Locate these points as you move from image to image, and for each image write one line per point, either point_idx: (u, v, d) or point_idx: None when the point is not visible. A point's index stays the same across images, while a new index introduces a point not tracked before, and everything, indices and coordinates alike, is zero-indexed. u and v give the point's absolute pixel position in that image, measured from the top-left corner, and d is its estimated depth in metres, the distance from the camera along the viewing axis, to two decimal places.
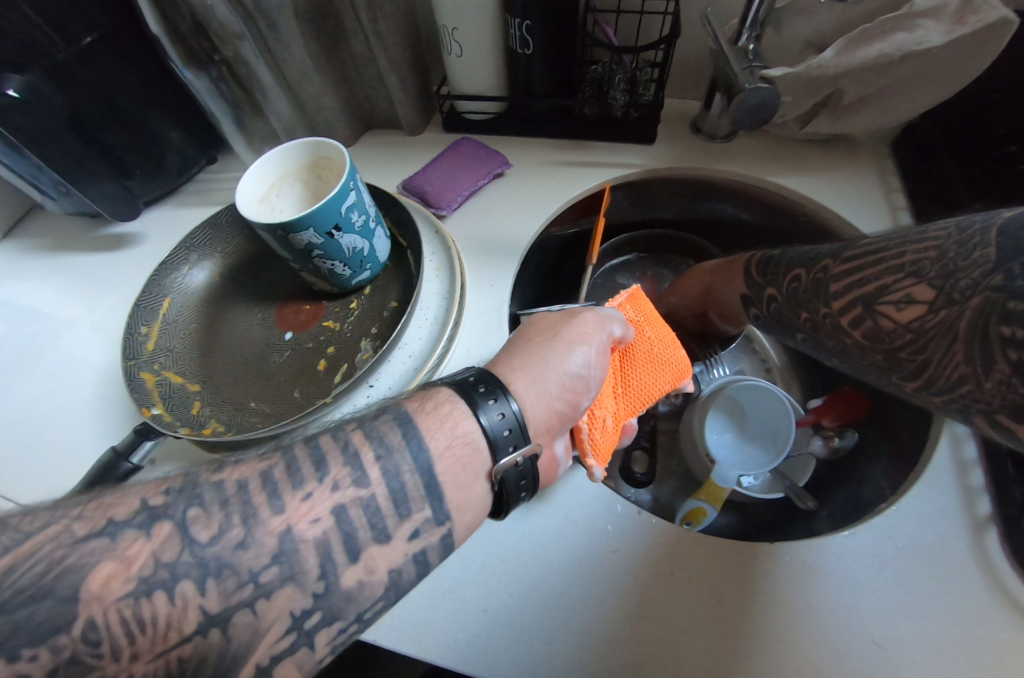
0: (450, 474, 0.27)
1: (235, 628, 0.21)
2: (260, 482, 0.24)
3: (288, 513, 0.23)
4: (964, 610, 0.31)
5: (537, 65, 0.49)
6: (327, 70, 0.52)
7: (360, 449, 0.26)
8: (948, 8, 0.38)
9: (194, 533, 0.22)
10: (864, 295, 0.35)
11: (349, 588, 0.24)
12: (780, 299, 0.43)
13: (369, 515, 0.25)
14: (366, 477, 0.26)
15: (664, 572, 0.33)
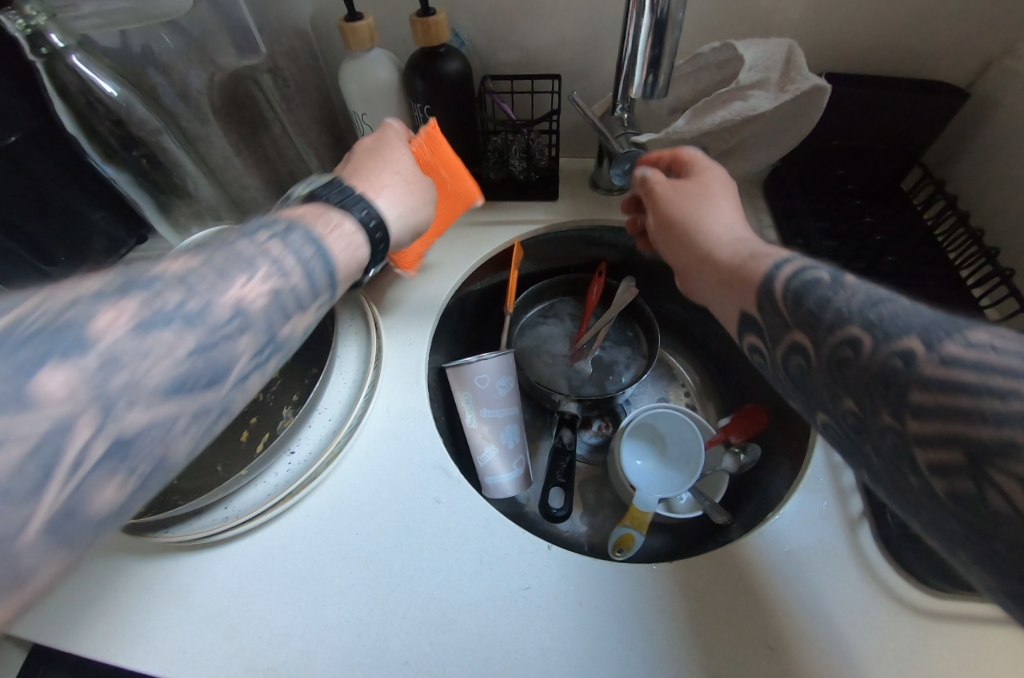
0: (346, 270, 0.34)
1: (212, 359, 0.25)
2: (206, 272, 0.27)
3: (240, 284, 0.28)
4: (846, 603, 0.34)
5: (443, 141, 0.55)
6: (247, 155, 0.56)
7: (280, 247, 0.31)
8: (772, 80, 0.45)
9: (165, 296, 0.24)
10: (885, 407, 0.21)
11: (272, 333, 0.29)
12: (806, 363, 0.26)
13: (260, 337, 0.28)
14: (283, 270, 0.30)
15: (574, 603, 0.34)
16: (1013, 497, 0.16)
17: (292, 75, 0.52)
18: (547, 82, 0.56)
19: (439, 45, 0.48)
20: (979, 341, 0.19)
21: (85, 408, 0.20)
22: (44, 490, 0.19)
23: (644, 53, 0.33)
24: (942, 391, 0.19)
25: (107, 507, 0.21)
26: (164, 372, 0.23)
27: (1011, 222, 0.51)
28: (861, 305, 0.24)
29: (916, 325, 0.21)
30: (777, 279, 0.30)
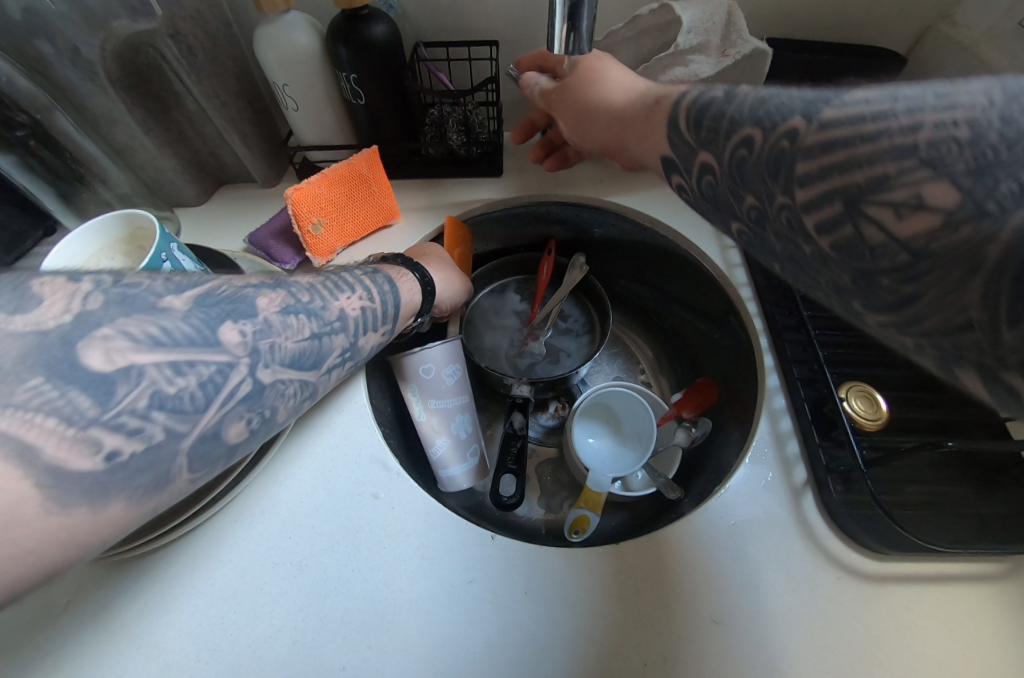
0: (394, 311, 0.37)
1: (322, 348, 0.30)
2: (328, 285, 0.32)
3: (344, 299, 0.33)
4: (788, 572, 0.34)
5: (375, 114, 0.51)
6: (160, 132, 0.52)
7: (369, 281, 0.36)
8: (712, 44, 0.44)
9: (298, 297, 0.30)
10: (780, 192, 0.24)
11: (310, 359, 0.29)
12: (717, 173, 0.29)
13: (303, 354, 0.28)
14: (331, 298, 0.32)
15: (521, 594, 0.33)
16: (886, 224, 0.19)
17: (199, 43, 0.48)
18: (484, 48, 0.53)
19: (361, 6, 0.44)
20: (856, 98, 0.21)
21: (244, 357, 0.25)
22: (203, 411, 0.23)
23: (562, 6, 0.30)
24: (824, 154, 0.22)
25: (232, 440, 0.25)
26: (290, 347, 0.28)
27: None
28: (751, 107, 0.26)
29: (798, 106, 0.24)
30: (681, 111, 0.32)
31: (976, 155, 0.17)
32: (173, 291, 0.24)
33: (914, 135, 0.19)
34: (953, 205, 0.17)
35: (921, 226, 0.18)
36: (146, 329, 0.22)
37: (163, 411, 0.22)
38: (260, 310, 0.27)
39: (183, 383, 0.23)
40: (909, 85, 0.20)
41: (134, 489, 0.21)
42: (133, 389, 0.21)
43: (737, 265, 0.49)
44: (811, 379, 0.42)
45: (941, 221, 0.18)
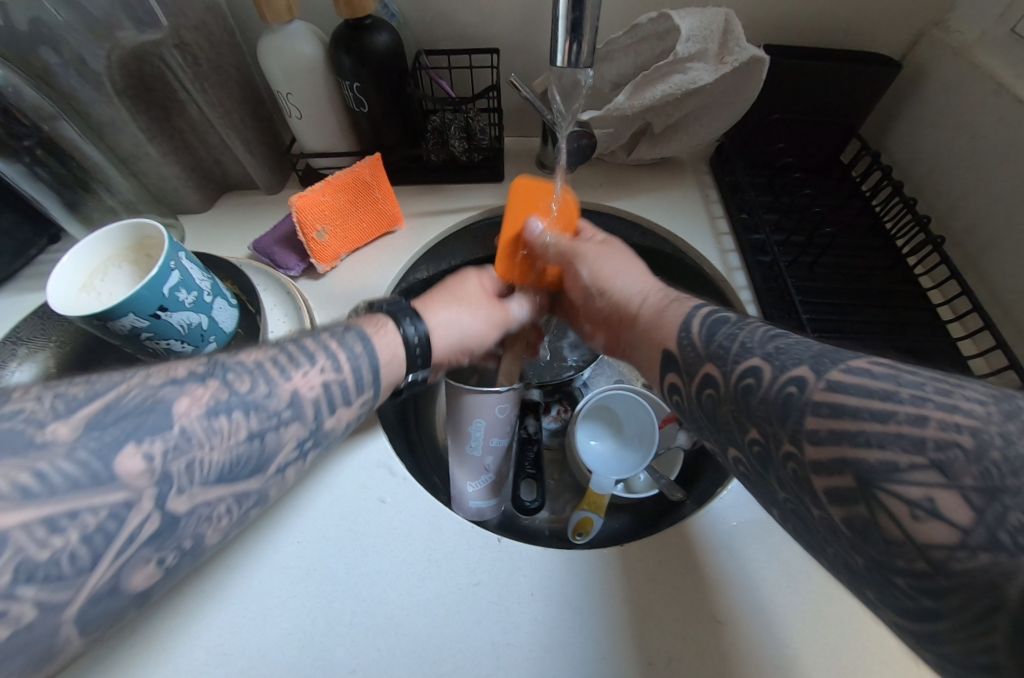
0: (359, 378, 0.33)
1: (266, 445, 0.27)
2: (288, 366, 0.29)
3: (300, 377, 0.29)
4: (789, 572, 0.34)
5: (377, 121, 0.51)
6: (164, 140, 0.52)
7: (336, 346, 0.33)
8: (711, 52, 0.44)
9: (235, 387, 0.26)
10: (785, 438, 0.23)
11: (243, 465, 0.26)
12: (718, 394, 0.28)
13: (235, 460, 0.25)
14: (276, 383, 0.28)
15: (527, 595, 0.34)
16: (903, 522, 0.18)
17: (204, 52, 0.48)
18: (485, 56, 0.54)
19: (364, 16, 0.44)
20: (859, 367, 0.23)
21: (170, 492, 0.22)
22: (97, 566, 0.20)
23: (564, 19, 0.31)
24: (832, 415, 0.21)
25: (141, 587, 0.22)
26: (251, 461, 0.26)
27: (943, 192, 0.52)
28: (760, 339, 0.28)
29: (804, 357, 0.25)
30: (693, 321, 0.33)
31: (982, 471, 0.17)
32: (173, 388, 0.24)
33: (921, 427, 0.19)
34: (969, 527, 0.17)
35: (940, 539, 0.17)
36: (145, 448, 0.22)
37: (38, 584, 0.18)
38: (190, 412, 0.24)
39: (68, 537, 0.19)
40: (917, 367, 0.21)
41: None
42: (77, 523, 0.20)
43: (737, 268, 0.50)
44: None
45: (959, 540, 0.17)
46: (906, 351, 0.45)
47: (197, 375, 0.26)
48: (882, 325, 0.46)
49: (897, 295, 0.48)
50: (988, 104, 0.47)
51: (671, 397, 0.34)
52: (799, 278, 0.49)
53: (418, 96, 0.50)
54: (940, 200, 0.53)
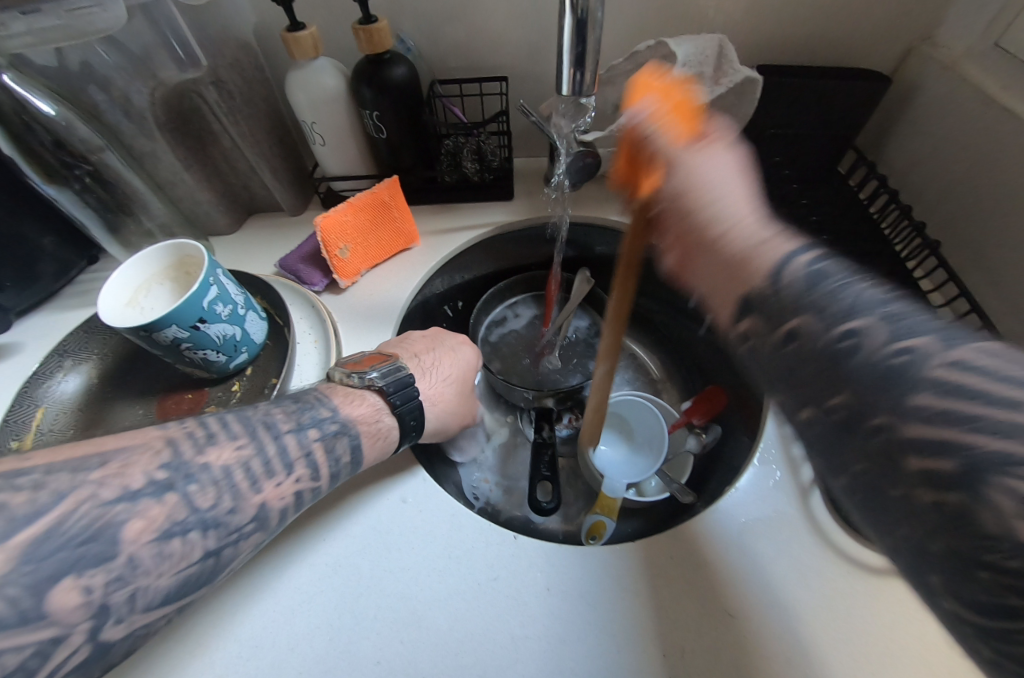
0: (332, 476, 0.33)
1: (222, 562, 0.27)
2: (264, 465, 0.29)
3: (271, 487, 0.29)
4: (800, 568, 0.35)
5: (395, 146, 0.55)
6: (198, 167, 0.56)
7: (320, 448, 0.32)
8: (706, 75, 0.47)
9: (195, 503, 0.26)
10: (881, 410, 0.20)
11: (198, 579, 0.26)
12: (805, 345, 0.23)
13: (185, 579, 0.25)
14: (242, 493, 0.28)
15: (543, 589, 0.35)
16: (1004, 516, 0.16)
17: (237, 87, 0.53)
18: (495, 84, 0.58)
19: (384, 51, 0.48)
20: (969, 358, 0.19)
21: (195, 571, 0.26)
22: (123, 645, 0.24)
23: (568, 52, 0.34)
24: (950, 395, 0.18)
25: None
26: (261, 537, 0.29)
27: (938, 200, 0.54)
28: (861, 299, 0.23)
29: (921, 331, 0.20)
30: (797, 263, 0.24)
31: None
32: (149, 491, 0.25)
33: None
34: None
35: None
36: (105, 564, 0.22)
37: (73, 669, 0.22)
38: (161, 520, 0.24)
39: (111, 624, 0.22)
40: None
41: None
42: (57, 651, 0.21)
43: None
44: None
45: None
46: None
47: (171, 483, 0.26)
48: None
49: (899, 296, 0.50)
50: (976, 113, 0.50)
51: (735, 341, 0.27)
52: None
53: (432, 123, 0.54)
54: (937, 206, 0.55)
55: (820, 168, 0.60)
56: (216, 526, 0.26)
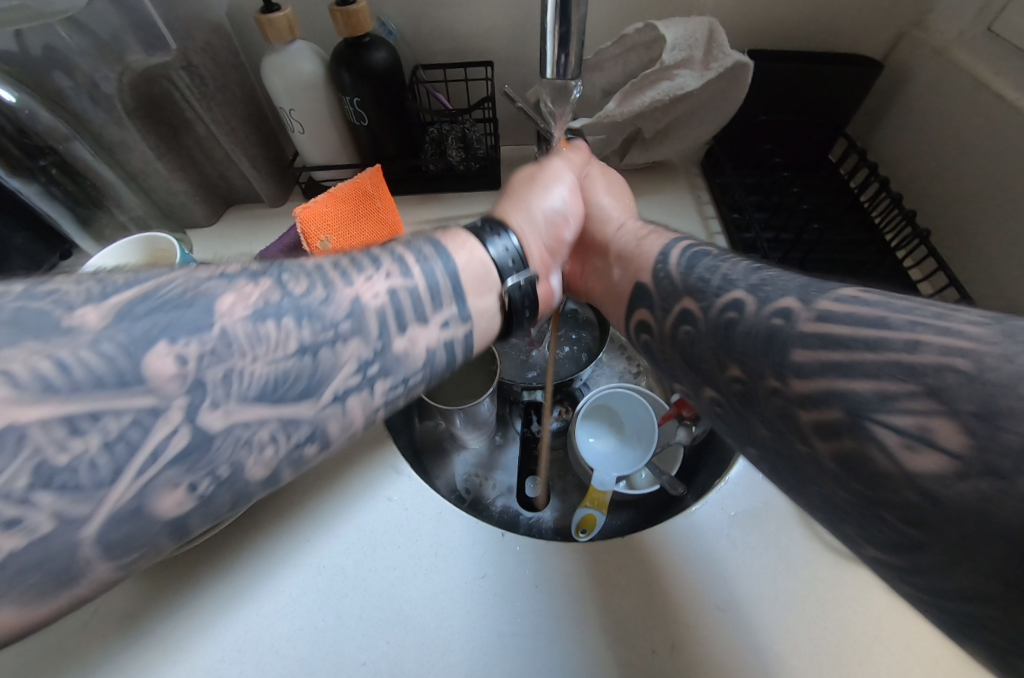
0: (269, 351, 0.23)
1: (129, 448, 0.19)
2: (239, 292, 0.23)
3: (167, 354, 0.20)
4: (789, 560, 0.35)
5: (377, 134, 0.53)
6: (172, 157, 0.54)
7: (230, 306, 0.23)
8: (696, 59, 0.46)
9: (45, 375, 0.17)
10: (770, 373, 0.23)
11: (99, 474, 0.18)
12: (696, 331, 0.28)
13: (63, 478, 0.17)
14: (127, 361, 0.19)
15: (531, 586, 0.35)
16: (892, 453, 0.18)
17: (210, 73, 0.51)
18: (480, 69, 0.56)
19: (363, 34, 0.46)
20: (850, 297, 0.22)
21: (179, 397, 0.20)
22: (119, 482, 0.19)
23: (552, 33, 0.33)
24: (822, 347, 0.21)
25: (172, 516, 0.20)
26: (261, 371, 0.23)
27: (929, 188, 0.54)
28: (743, 274, 0.28)
29: (791, 289, 0.24)
30: (672, 252, 0.34)
31: (981, 397, 0.16)
32: (96, 300, 0.20)
33: (916, 355, 0.18)
34: (961, 453, 0.16)
35: (932, 468, 0.16)
36: (39, 363, 0.18)
37: (51, 493, 0.17)
38: (102, 330, 0.19)
39: (78, 448, 0.18)
40: (908, 293, 0.21)
41: (28, 590, 0.17)
42: (9, 464, 0.16)
43: None
44: None
45: (955, 468, 0.16)
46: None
47: (123, 297, 0.21)
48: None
49: (879, 272, 0.51)
50: (967, 100, 0.49)
51: (639, 338, 0.34)
52: (790, 274, 0.50)
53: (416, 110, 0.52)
54: (925, 195, 0.54)
55: (811, 155, 0.59)
56: (190, 348, 0.21)
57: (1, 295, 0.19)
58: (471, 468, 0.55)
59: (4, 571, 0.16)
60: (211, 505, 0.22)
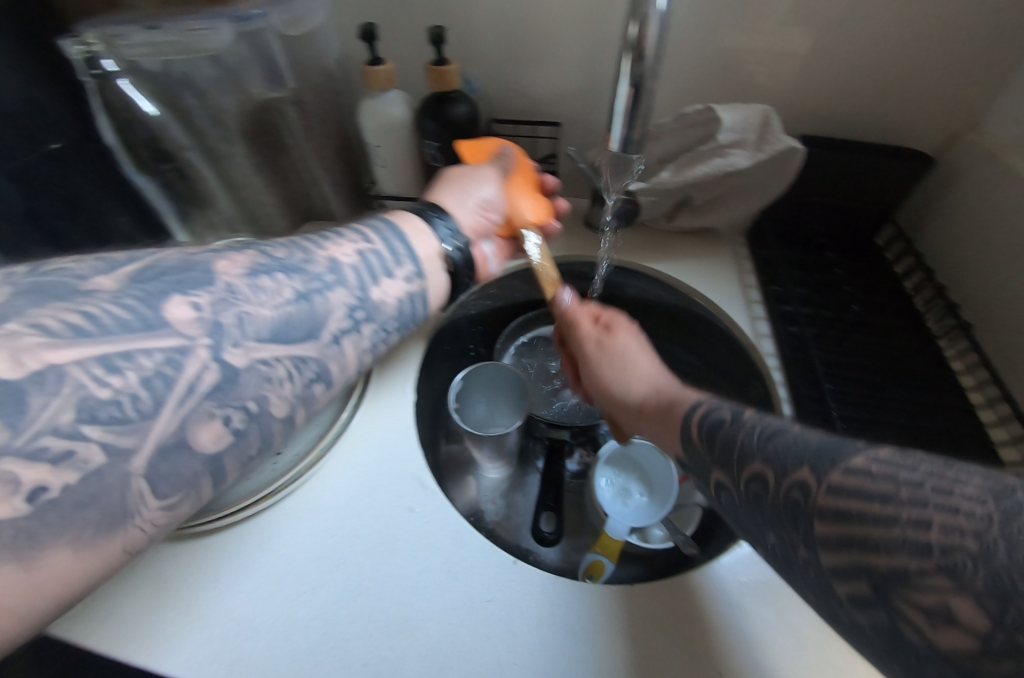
0: (281, 314, 0.32)
1: (166, 388, 0.26)
2: (231, 258, 0.32)
3: (181, 308, 0.28)
4: (808, 652, 0.34)
5: (447, 175, 0.59)
6: (267, 174, 0.62)
7: (236, 275, 0.32)
8: (750, 141, 0.50)
9: (83, 328, 0.25)
10: (800, 544, 0.20)
11: (154, 405, 0.26)
12: (735, 495, 0.25)
13: (90, 406, 0.24)
14: (156, 319, 0.27)
15: (534, 620, 0.35)
16: (923, 629, 0.15)
17: (314, 107, 0.59)
18: (548, 127, 0.62)
19: (451, 90, 0.53)
20: (858, 466, 0.19)
21: (200, 337, 0.28)
22: (160, 412, 0.26)
23: (622, 112, 0.37)
24: (839, 520, 0.18)
25: (208, 447, 0.28)
26: (268, 314, 0.32)
27: (982, 285, 0.53)
28: (760, 438, 0.24)
29: (806, 455, 0.21)
30: (696, 415, 0.30)
31: (989, 575, 0.14)
32: (104, 273, 0.28)
33: (924, 531, 0.16)
34: (988, 635, 0.13)
35: (959, 647, 0.14)
36: (70, 317, 0.25)
37: (96, 427, 0.24)
38: (116, 290, 0.27)
39: (120, 383, 0.25)
40: (914, 459, 0.18)
41: (78, 534, 0.23)
42: (54, 402, 0.23)
43: (766, 335, 0.51)
44: None
45: (980, 650, 0.13)
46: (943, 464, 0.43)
47: (127, 269, 0.29)
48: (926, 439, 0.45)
49: (944, 416, 0.47)
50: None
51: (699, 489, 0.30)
52: (825, 350, 0.51)
53: None
54: (976, 289, 0.54)
55: (857, 239, 0.60)
56: (201, 298, 0.29)
57: (8, 274, 0.26)
58: (492, 495, 0.56)
59: (64, 503, 0.23)
60: (241, 440, 0.30)
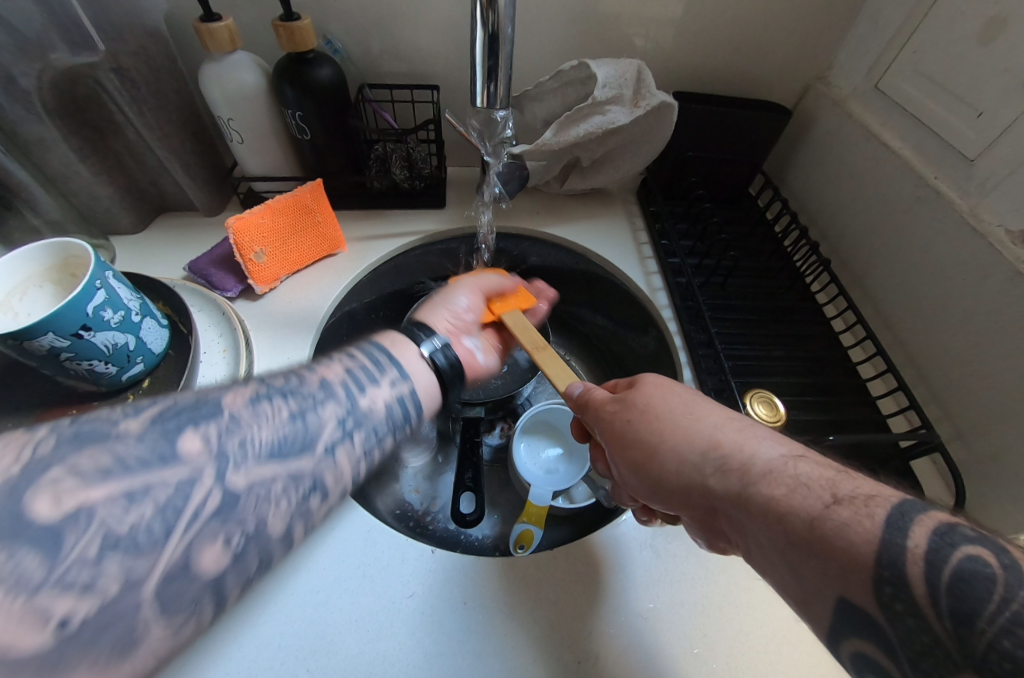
0: (286, 428, 0.28)
1: (179, 515, 0.22)
2: (236, 389, 0.29)
3: (197, 433, 0.25)
4: (710, 569, 0.37)
5: (319, 149, 0.53)
6: (97, 161, 0.51)
7: (234, 399, 0.28)
8: (626, 97, 0.49)
9: (106, 466, 0.22)
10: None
11: (167, 530, 0.22)
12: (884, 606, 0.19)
13: (111, 540, 0.20)
14: (172, 450, 0.24)
15: (460, 604, 0.35)
16: None
17: (142, 77, 0.49)
18: (426, 91, 0.58)
19: (307, 51, 0.47)
20: None
21: (207, 465, 0.24)
22: (167, 541, 0.22)
23: (481, 66, 0.35)
24: None
25: (211, 572, 0.23)
26: (267, 435, 0.27)
27: (832, 221, 0.60)
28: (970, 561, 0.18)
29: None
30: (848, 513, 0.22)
31: None
32: (132, 413, 0.25)
33: None
34: None
35: None
36: (100, 459, 0.22)
37: (118, 556, 0.20)
38: (141, 430, 0.24)
39: (135, 517, 0.21)
40: None
41: (94, 665, 0.19)
42: (83, 538, 0.20)
43: (660, 289, 0.54)
44: (722, 388, 0.46)
45: None
46: (814, 387, 0.48)
47: (153, 406, 0.25)
48: (800, 364, 0.50)
49: (812, 343, 0.52)
50: (861, 146, 0.56)
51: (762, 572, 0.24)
52: (712, 297, 0.54)
53: (361, 128, 0.53)
54: (828, 226, 0.61)
55: (731, 189, 0.65)
56: (212, 427, 0.26)
57: (53, 422, 0.22)
58: (414, 485, 0.54)
59: (83, 633, 0.19)
60: (242, 562, 0.24)
